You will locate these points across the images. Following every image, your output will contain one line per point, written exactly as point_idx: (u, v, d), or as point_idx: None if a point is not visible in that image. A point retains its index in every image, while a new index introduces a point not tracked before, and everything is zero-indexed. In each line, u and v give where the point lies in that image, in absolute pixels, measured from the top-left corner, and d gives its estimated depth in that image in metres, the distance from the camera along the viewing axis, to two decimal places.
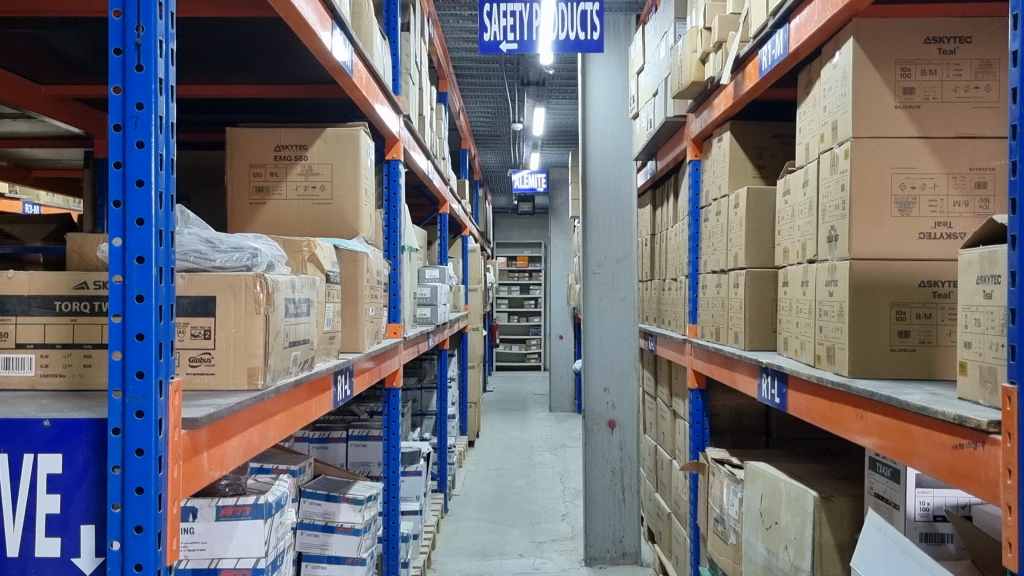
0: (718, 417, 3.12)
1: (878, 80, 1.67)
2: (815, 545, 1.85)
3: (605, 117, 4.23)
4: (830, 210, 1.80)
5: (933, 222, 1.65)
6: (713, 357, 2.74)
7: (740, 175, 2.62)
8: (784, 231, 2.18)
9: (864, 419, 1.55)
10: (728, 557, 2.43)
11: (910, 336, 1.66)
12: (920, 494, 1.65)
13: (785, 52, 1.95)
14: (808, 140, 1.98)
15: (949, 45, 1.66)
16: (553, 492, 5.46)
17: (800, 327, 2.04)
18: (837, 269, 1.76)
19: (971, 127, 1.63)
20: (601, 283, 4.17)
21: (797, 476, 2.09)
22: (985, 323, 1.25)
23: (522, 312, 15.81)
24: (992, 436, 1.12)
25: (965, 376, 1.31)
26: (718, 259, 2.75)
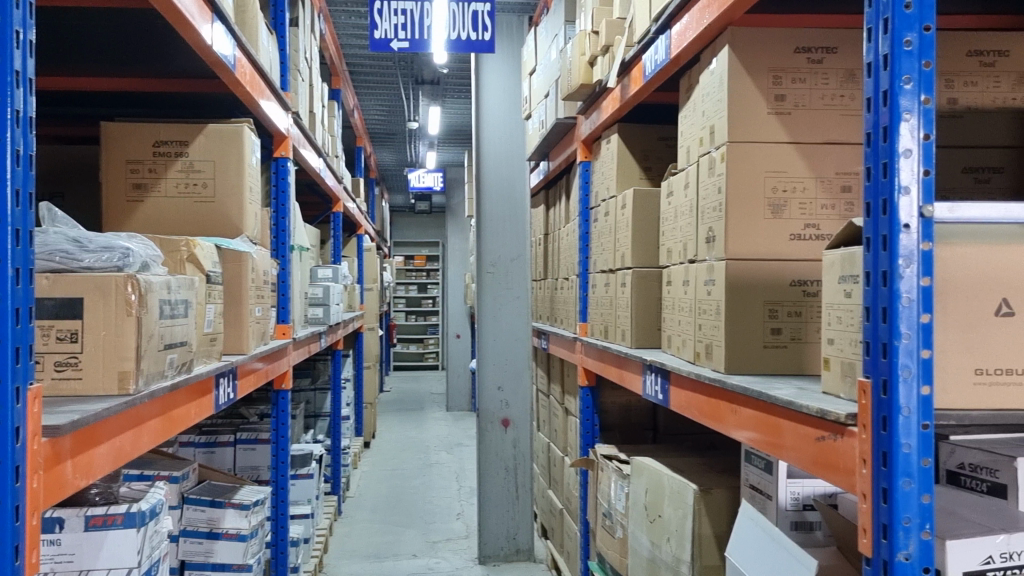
0: (608, 413, 3.18)
1: (751, 86, 1.73)
2: (695, 537, 1.91)
3: (497, 117, 4.24)
4: (709, 212, 1.85)
5: (802, 223, 1.73)
6: (602, 355, 2.78)
7: (628, 176, 2.68)
8: (668, 231, 2.23)
9: (738, 414, 1.61)
10: (615, 551, 2.48)
11: (781, 334, 1.74)
12: (791, 484, 1.73)
13: (667, 57, 2.01)
14: (688, 143, 2.04)
15: (817, 54, 1.74)
16: (448, 492, 5.45)
17: (682, 325, 2.10)
18: (714, 268, 1.82)
19: (837, 134, 1.71)
20: (495, 282, 4.19)
21: (679, 470, 2.15)
22: (846, 321, 1.31)
23: (419, 311, 15.74)
24: (849, 428, 1.18)
25: (829, 371, 1.38)
26: (606, 259, 2.81)
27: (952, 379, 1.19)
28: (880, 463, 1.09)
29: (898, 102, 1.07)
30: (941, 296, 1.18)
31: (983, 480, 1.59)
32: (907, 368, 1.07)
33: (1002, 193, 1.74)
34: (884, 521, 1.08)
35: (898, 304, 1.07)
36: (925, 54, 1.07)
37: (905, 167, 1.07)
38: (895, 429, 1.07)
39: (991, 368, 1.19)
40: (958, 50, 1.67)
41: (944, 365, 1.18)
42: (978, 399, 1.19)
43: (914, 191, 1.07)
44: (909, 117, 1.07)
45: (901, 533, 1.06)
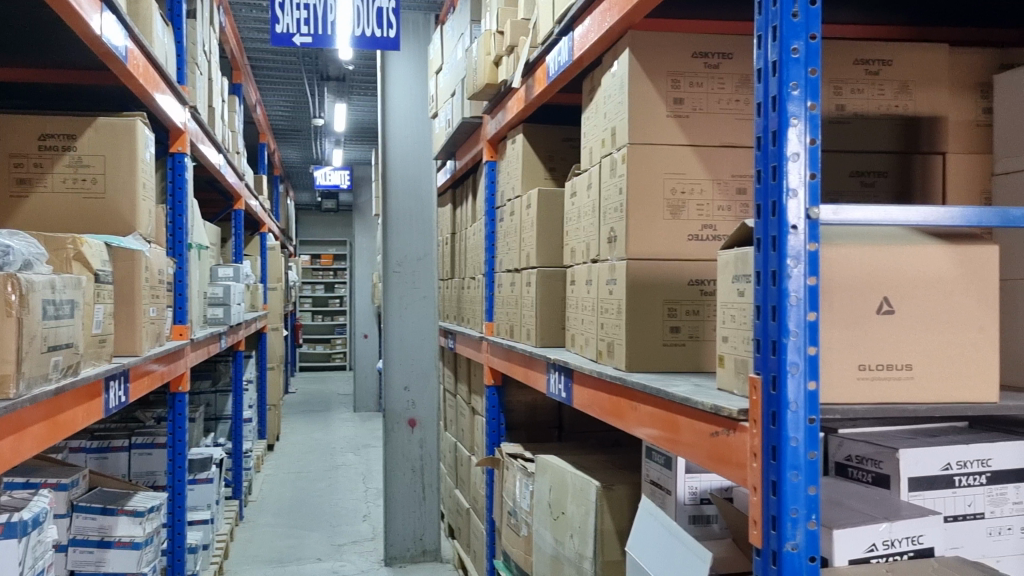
0: (514, 413, 3.20)
1: (651, 89, 1.76)
2: (597, 533, 1.94)
3: (404, 116, 4.20)
4: (610, 212, 1.87)
5: (700, 224, 1.77)
6: (508, 355, 2.79)
7: (532, 177, 2.70)
8: (571, 231, 2.26)
9: (638, 411, 1.63)
10: (519, 549, 2.49)
11: (680, 332, 1.78)
12: (689, 479, 1.78)
13: (570, 59, 2.02)
14: (590, 144, 2.06)
15: (713, 60, 1.78)
16: (354, 494, 5.39)
17: (584, 323, 2.12)
18: (616, 268, 1.84)
19: (733, 137, 1.76)
20: (401, 281, 4.16)
21: (582, 467, 2.18)
22: (740, 319, 1.35)
23: (325, 311, 15.51)
24: (741, 423, 1.21)
25: (724, 368, 1.41)
26: (512, 258, 2.82)
27: (837, 375, 1.23)
28: (770, 457, 1.13)
29: (786, 108, 1.11)
30: (827, 295, 1.22)
31: (869, 471, 1.66)
32: (795, 365, 1.11)
33: (887, 195, 1.82)
34: (773, 512, 1.12)
35: (787, 302, 1.11)
36: (811, 62, 1.11)
37: (793, 170, 1.11)
38: (783, 423, 1.10)
39: (873, 364, 1.24)
40: (847, 58, 1.77)
41: (830, 361, 1.23)
42: (861, 394, 1.24)
43: (801, 194, 1.11)
44: (796, 122, 1.11)
45: (789, 523, 1.10)
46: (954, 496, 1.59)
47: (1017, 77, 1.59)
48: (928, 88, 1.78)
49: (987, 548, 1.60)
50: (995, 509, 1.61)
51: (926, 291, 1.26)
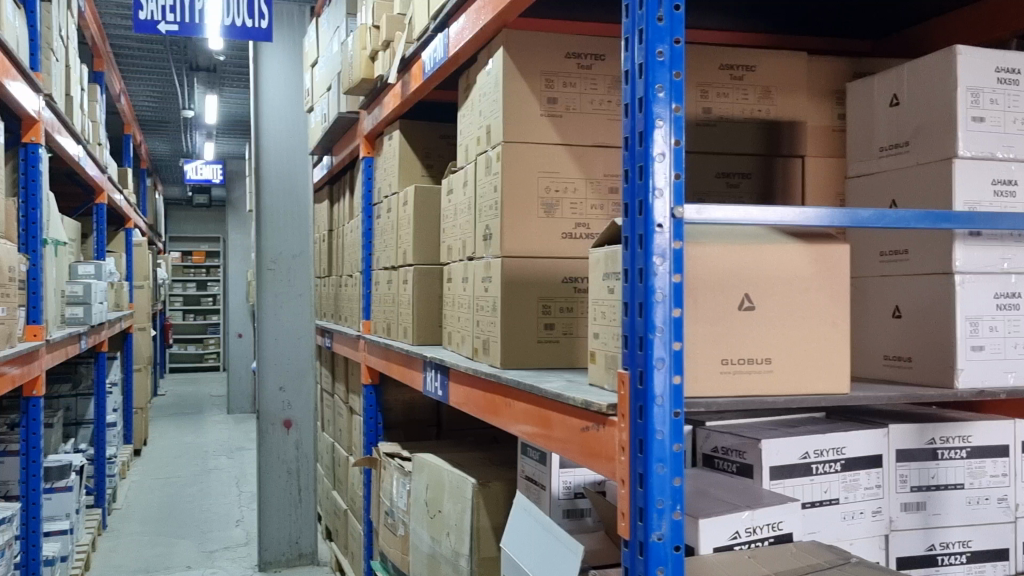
0: (391, 411, 3.17)
1: (525, 88, 1.77)
2: (474, 530, 1.95)
3: (278, 109, 4.10)
4: (486, 210, 1.88)
5: (574, 223, 1.80)
6: (385, 353, 2.76)
7: (409, 174, 2.68)
8: (448, 228, 2.25)
9: (513, 408, 1.64)
10: (396, 549, 2.47)
11: (554, 329, 1.81)
12: (563, 473, 1.81)
13: (446, 55, 2.01)
14: (466, 142, 2.06)
15: (585, 61, 1.81)
16: (227, 498, 5.23)
17: (461, 321, 2.12)
18: (491, 265, 1.85)
19: (605, 137, 1.79)
20: (276, 280, 4.07)
21: (459, 464, 2.18)
22: (610, 316, 1.37)
23: (197, 310, 14.97)
24: (610, 418, 1.23)
25: (595, 364, 1.43)
26: (389, 256, 2.79)
27: (702, 369, 1.27)
28: (637, 450, 1.15)
29: (652, 109, 1.13)
30: (691, 292, 1.26)
31: (733, 461, 1.73)
32: (661, 359, 1.14)
33: (751, 196, 1.88)
34: (640, 504, 1.14)
35: (652, 299, 1.14)
36: (676, 65, 1.14)
37: (659, 170, 1.14)
38: (650, 417, 1.13)
39: (735, 359, 1.29)
40: (712, 63, 1.83)
41: (695, 356, 1.27)
42: (724, 387, 1.28)
43: (666, 194, 1.14)
44: (661, 124, 1.14)
45: (656, 514, 1.13)
46: (812, 483, 1.67)
47: (868, 85, 1.68)
48: (789, 93, 1.86)
49: (843, 531, 1.69)
50: (850, 494, 1.70)
51: (784, 288, 1.31)
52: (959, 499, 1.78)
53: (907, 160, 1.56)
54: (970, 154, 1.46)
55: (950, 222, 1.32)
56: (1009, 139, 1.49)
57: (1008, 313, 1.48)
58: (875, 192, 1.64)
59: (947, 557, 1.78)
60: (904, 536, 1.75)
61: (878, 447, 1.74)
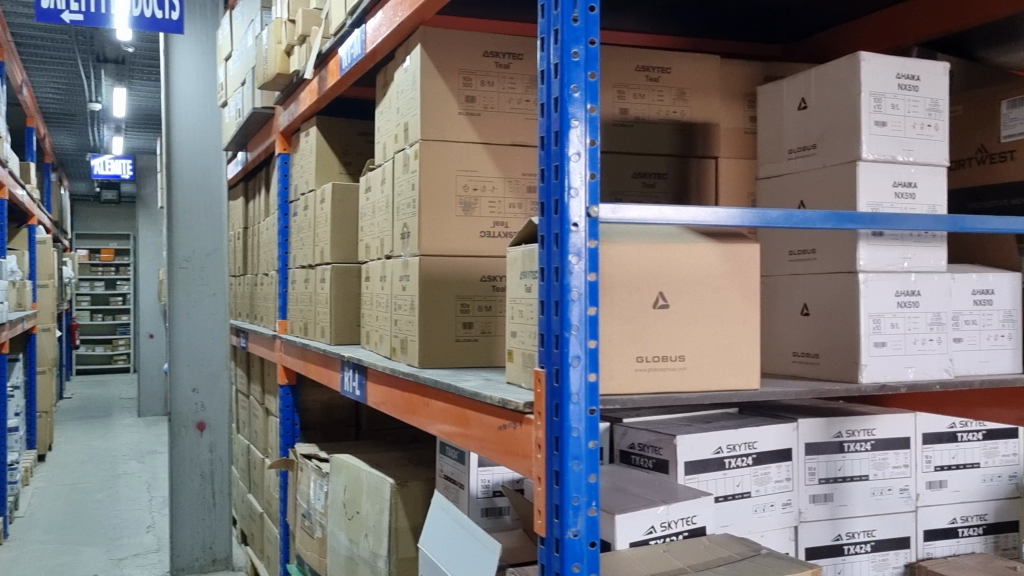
0: (309, 412, 3.13)
1: (443, 86, 1.76)
2: (392, 530, 1.93)
3: (191, 104, 3.99)
4: (403, 208, 1.87)
5: (491, 222, 1.80)
6: (302, 353, 2.72)
7: (326, 171, 2.64)
8: (366, 227, 2.23)
9: (431, 407, 1.64)
10: (313, 551, 2.44)
11: (473, 328, 1.81)
12: (482, 472, 1.81)
13: (363, 52, 1.99)
14: (384, 139, 2.04)
15: (503, 60, 1.81)
16: (138, 503, 5.08)
17: (379, 320, 2.10)
18: (409, 264, 1.84)
19: (523, 136, 1.80)
20: (189, 278, 3.96)
21: (377, 465, 2.16)
22: (527, 314, 1.38)
23: (107, 310, 14.48)
24: (526, 416, 1.24)
25: (513, 362, 1.44)
26: (306, 254, 2.75)
27: (617, 367, 1.29)
28: (553, 447, 1.16)
29: (567, 109, 1.14)
30: (607, 291, 1.28)
31: (650, 457, 1.76)
32: (577, 358, 1.15)
33: (666, 196, 1.91)
34: (556, 501, 1.15)
35: (569, 298, 1.14)
36: (591, 66, 1.16)
37: (575, 170, 1.14)
38: (566, 415, 1.14)
39: (650, 356, 1.31)
40: (629, 64, 1.85)
41: (611, 354, 1.28)
42: (638, 384, 1.30)
43: (581, 194, 1.15)
44: (577, 124, 1.15)
45: (572, 511, 1.14)
46: (725, 477, 1.71)
47: (778, 89, 1.72)
48: (702, 96, 1.90)
49: (754, 524, 1.73)
50: (761, 487, 1.74)
51: (697, 286, 1.34)
52: (864, 490, 1.85)
53: (814, 162, 1.61)
54: (872, 157, 1.52)
55: (854, 222, 1.36)
56: (909, 143, 1.55)
57: (908, 310, 1.54)
58: (784, 193, 1.69)
59: (852, 547, 1.85)
60: (812, 527, 1.81)
61: (788, 441, 1.78)
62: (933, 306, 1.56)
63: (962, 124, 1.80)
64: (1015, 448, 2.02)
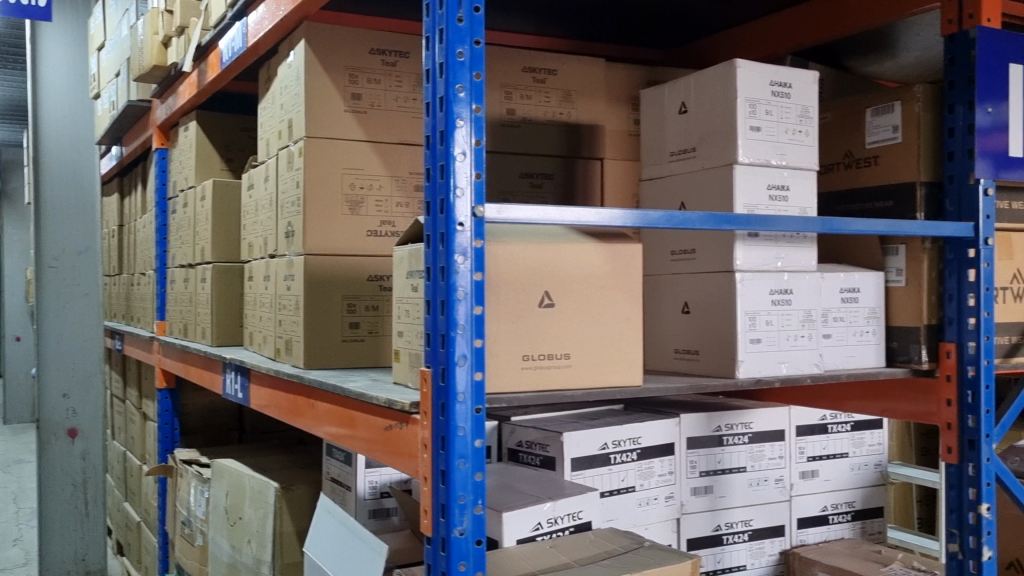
0: (188, 416, 3.03)
1: (327, 83, 1.73)
2: (276, 535, 1.89)
3: (60, 95, 3.80)
4: (287, 206, 1.83)
5: (379, 221, 1.78)
6: (181, 355, 2.62)
7: (207, 167, 2.56)
8: (248, 225, 2.17)
9: (316, 409, 1.61)
10: (194, 559, 2.37)
11: (360, 328, 1.79)
12: (369, 474, 1.80)
13: (244, 45, 1.94)
14: (267, 136, 1.99)
15: (390, 57, 1.79)
16: (2, 516, 4.80)
17: (262, 320, 2.05)
18: (293, 263, 1.80)
19: (410, 135, 1.79)
20: (59, 279, 3.77)
21: (261, 469, 2.11)
22: (414, 314, 1.37)
23: None
24: (413, 416, 1.23)
25: (400, 362, 1.43)
26: (185, 253, 2.66)
27: (503, 366, 1.29)
28: (439, 447, 1.16)
29: (453, 109, 1.14)
30: (493, 290, 1.29)
31: (537, 454, 1.78)
32: (463, 357, 1.15)
33: (553, 196, 1.93)
34: (443, 500, 1.15)
35: (455, 297, 1.14)
36: (476, 66, 1.16)
37: (460, 170, 1.15)
38: (452, 414, 1.14)
39: (536, 355, 1.32)
40: (515, 65, 1.87)
41: (497, 352, 1.29)
42: (524, 382, 1.31)
43: (467, 193, 1.15)
44: (462, 124, 1.15)
45: (458, 510, 1.14)
46: (610, 472, 1.75)
47: (659, 93, 1.77)
48: (588, 98, 1.94)
49: (638, 517, 1.77)
50: (644, 482, 1.79)
51: (581, 286, 1.36)
52: (741, 482, 1.92)
53: (695, 165, 1.66)
54: (748, 161, 1.57)
55: (732, 223, 1.40)
56: (781, 147, 1.62)
57: (781, 308, 1.61)
58: (666, 195, 1.74)
59: (731, 536, 1.91)
60: (694, 518, 1.86)
61: (671, 436, 1.83)
62: (804, 304, 1.64)
63: (831, 130, 1.89)
64: (880, 437, 2.13)
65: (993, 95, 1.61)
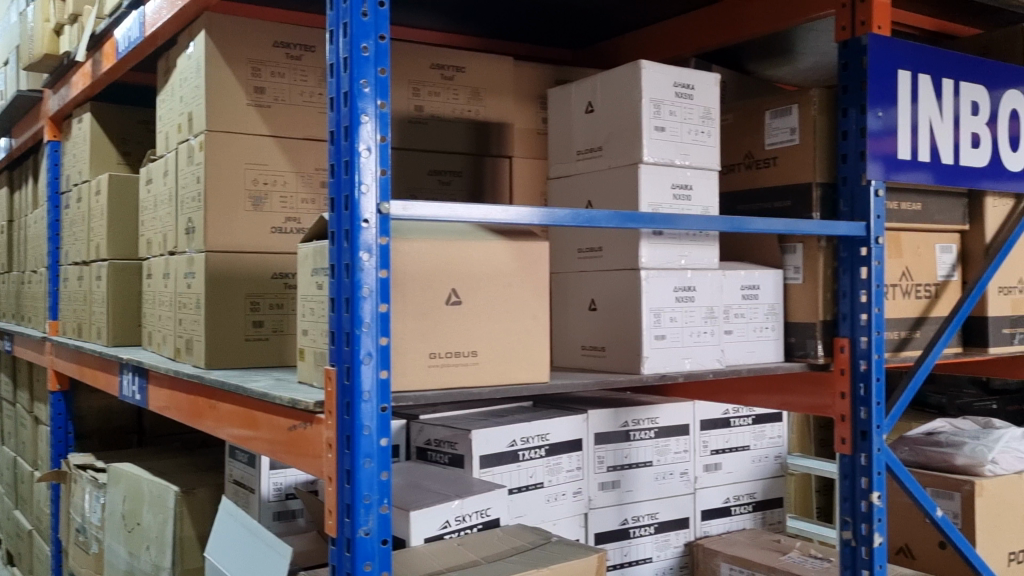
0: (83, 420, 2.92)
1: (229, 76, 1.68)
2: (176, 541, 1.83)
3: None
4: (187, 202, 1.78)
5: (283, 217, 1.76)
6: (75, 355, 2.52)
7: (102, 161, 2.47)
8: (146, 221, 2.10)
9: (217, 410, 1.57)
10: (89, 568, 2.28)
11: (263, 327, 1.75)
12: (273, 475, 1.77)
13: (141, 35, 1.87)
14: (166, 129, 1.93)
15: (295, 51, 1.76)
16: None
17: (161, 319, 1.99)
18: (194, 260, 1.75)
19: (315, 130, 1.77)
20: None
21: (160, 472, 2.05)
22: (319, 312, 1.35)
23: None
24: (317, 416, 1.21)
25: (303, 361, 1.41)
26: (79, 250, 2.56)
27: (409, 364, 1.29)
28: (343, 446, 1.14)
29: (357, 104, 1.13)
30: (399, 288, 1.28)
31: (445, 452, 1.77)
32: (369, 355, 1.14)
33: (462, 194, 1.92)
34: (347, 501, 1.13)
35: (360, 295, 1.13)
36: (380, 62, 1.15)
37: (366, 166, 1.13)
38: (357, 413, 1.12)
39: (443, 352, 1.32)
40: (423, 62, 1.86)
41: (403, 350, 1.28)
42: (431, 380, 1.30)
43: (372, 190, 1.14)
44: (367, 119, 1.14)
45: (363, 509, 1.13)
46: (519, 469, 1.76)
47: (566, 93, 1.79)
48: (496, 96, 1.94)
49: (546, 513, 1.79)
50: (553, 478, 1.81)
51: (488, 283, 1.36)
52: (647, 476, 1.96)
53: (601, 164, 1.68)
54: (652, 160, 1.60)
55: (637, 222, 1.41)
56: (684, 148, 1.65)
57: (684, 304, 1.64)
58: (573, 194, 1.75)
59: (638, 530, 1.95)
60: (601, 513, 1.89)
61: (578, 432, 1.85)
62: (706, 301, 1.67)
63: (733, 132, 1.94)
64: (779, 430, 2.21)
65: (884, 100, 1.67)
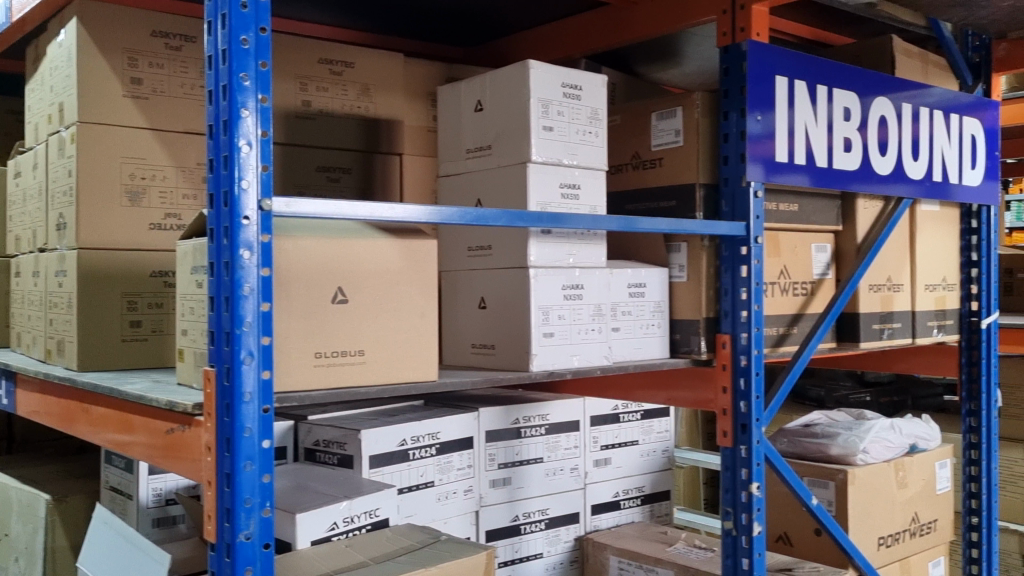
0: None
1: (103, 66, 1.61)
2: (47, 552, 1.76)
3: None
4: (58, 196, 1.70)
5: (163, 213, 1.69)
6: None
7: None
8: (14, 216, 1.99)
9: (91, 414, 1.50)
10: None
11: (141, 327, 1.68)
12: (152, 481, 1.70)
13: (8, 21, 1.78)
14: (35, 120, 1.83)
15: (174, 41, 1.71)
16: None
17: (31, 320, 1.89)
18: (65, 258, 1.67)
19: (196, 124, 1.73)
20: None
21: (30, 479, 1.95)
22: (198, 311, 1.31)
23: None
24: (196, 418, 1.17)
25: (183, 362, 1.36)
26: None
27: (293, 364, 1.26)
28: (223, 449, 1.11)
29: (237, 98, 1.10)
30: (282, 286, 1.25)
31: (334, 453, 1.75)
32: (249, 355, 1.11)
33: (350, 191, 1.89)
34: (226, 505, 1.10)
35: (240, 293, 1.10)
36: (261, 55, 1.12)
37: (245, 162, 1.10)
38: (237, 415, 1.10)
39: (328, 352, 1.30)
40: (311, 56, 1.83)
41: (286, 350, 1.25)
42: (316, 380, 1.28)
43: (253, 186, 1.11)
44: (248, 113, 1.11)
45: (244, 512, 1.10)
46: (409, 468, 1.74)
47: (456, 90, 1.79)
48: (386, 92, 1.92)
49: (436, 512, 1.79)
50: (443, 476, 1.80)
51: (375, 281, 1.35)
52: (538, 472, 1.98)
53: (489, 162, 1.69)
54: (540, 159, 1.62)
55: (525, 221, 1.42)
56: (572, 147, 1.67)
57: (572, 302, 1.66)
58: (463, 192, 1.75)
59: (528, 526, 1.97)
60: (492, 510, 1.90)
61: (469, 430, 1.85)
62: (594, 299, 1.70)
63: (620, 133, 1.98)
64: (667, 424, 2.26)
65: (762, 104, 1.72)
